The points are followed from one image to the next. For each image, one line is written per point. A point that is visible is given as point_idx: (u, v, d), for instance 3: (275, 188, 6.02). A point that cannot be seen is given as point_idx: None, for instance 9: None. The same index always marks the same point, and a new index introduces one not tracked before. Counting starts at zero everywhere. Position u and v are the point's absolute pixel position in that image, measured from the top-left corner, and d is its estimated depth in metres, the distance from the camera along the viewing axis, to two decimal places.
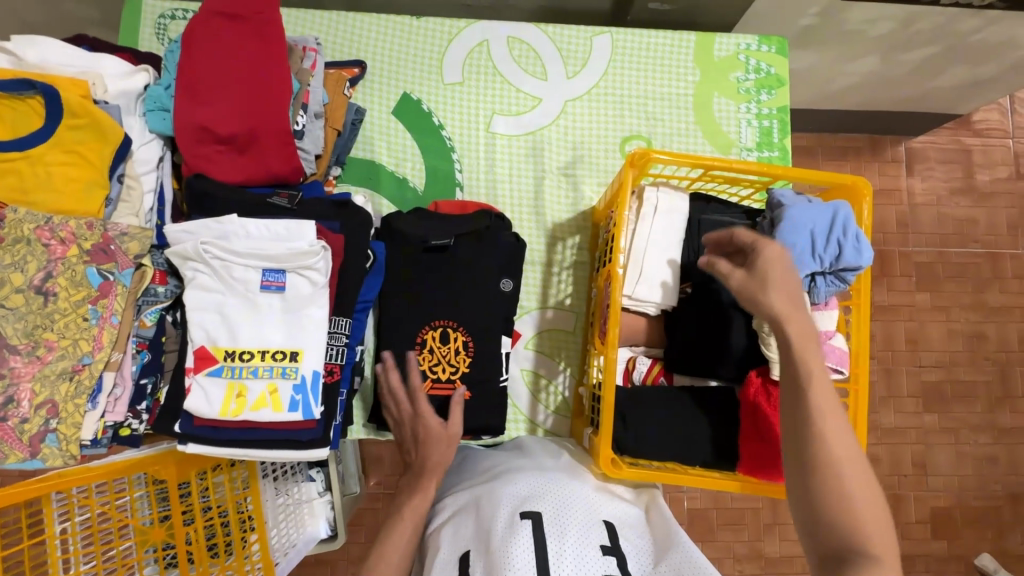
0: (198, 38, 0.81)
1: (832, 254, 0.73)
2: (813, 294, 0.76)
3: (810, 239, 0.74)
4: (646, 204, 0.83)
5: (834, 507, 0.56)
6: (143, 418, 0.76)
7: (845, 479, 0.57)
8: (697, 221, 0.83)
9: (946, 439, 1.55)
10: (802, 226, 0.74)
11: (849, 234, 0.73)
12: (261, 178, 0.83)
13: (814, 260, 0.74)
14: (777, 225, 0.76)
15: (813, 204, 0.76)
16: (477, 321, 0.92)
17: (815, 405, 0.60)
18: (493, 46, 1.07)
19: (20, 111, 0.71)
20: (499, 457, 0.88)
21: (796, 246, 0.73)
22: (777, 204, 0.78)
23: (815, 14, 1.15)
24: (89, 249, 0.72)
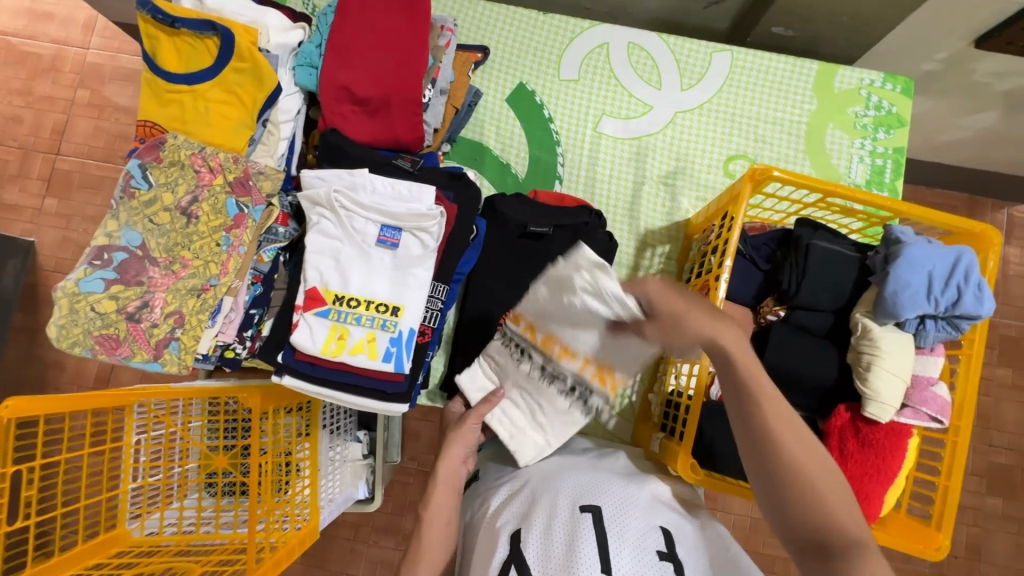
0: (352, 6, 0.87)
1: (949, 298, 0.71)
2: (920, 336, 0.74)
3: (927, 279, 0.72)
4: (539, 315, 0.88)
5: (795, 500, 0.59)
6: (246, 344, 0.82)
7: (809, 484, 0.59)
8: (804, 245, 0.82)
9: (1007, 527, 1.45)
10: (924, 263, 0.72)
11: (971, 282, 0.71)
12: (386, 141, 0.88)
13: (930, 302, 0.72)
14: (892, 261, 0.74)
15: (934, 245, 0.74)
16: None
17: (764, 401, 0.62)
18: (612, 49, 1.09)
19: (196, 47, 0.78)
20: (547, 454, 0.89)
21: (911, 283, 0.72)
22: (894, 239, 0.77)
23: (942, 60, 1.12)
24: (231, 181, 0.78)
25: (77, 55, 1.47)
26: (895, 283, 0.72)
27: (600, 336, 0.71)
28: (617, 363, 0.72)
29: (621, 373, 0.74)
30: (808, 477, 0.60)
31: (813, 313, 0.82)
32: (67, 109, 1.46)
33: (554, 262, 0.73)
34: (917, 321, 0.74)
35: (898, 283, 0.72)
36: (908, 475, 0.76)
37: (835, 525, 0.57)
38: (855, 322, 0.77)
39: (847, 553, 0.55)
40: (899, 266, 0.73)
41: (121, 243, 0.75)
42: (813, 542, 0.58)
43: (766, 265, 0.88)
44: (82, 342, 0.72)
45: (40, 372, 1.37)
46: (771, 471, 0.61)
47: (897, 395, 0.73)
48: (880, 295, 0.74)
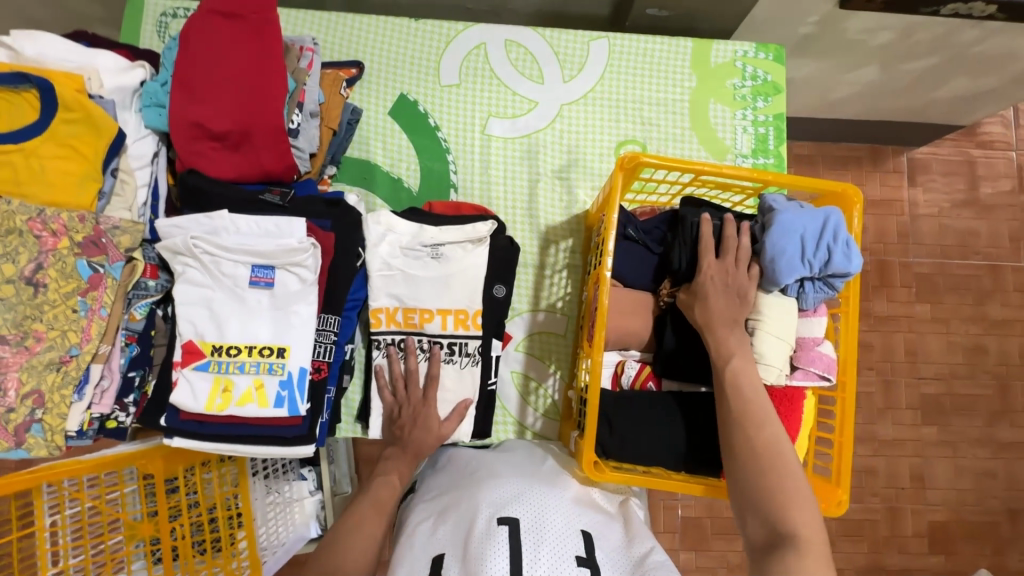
0: (195, 37, 0.82)
1: (822, 259, 0.72)
2: (802, 300, 0.76)
3: (800, 244, 0.73)
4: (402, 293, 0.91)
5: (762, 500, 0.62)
6: (130, 410, 0.77)
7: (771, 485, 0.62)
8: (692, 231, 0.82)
9: (944, 452, 1.53)
10: (794, 227, 0.74)
11: (839, 240, 0.72)
12: (254, 174, 0.83)
13: (806, 265, 0.73)
14: (768, 229, 0.76)
15: (805, 208, 0.75)
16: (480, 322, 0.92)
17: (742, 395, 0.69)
18: (490, 49, 1.07)
19: (17, 103, 0.72)
20: (473, 459, 0.86)
21: (786, 250, 0.73)
22: (771, 208, 0.78)
23: (814, 23, 1.15)
24: (80, 241, 0.72)
25: None
26: (769, 252, 0.74)
27: (428, 264, 0.91)
28: (459, 299, 0.91)
29: (469, 304, 0.91)
30: (772, 470, 0.63)
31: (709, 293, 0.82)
32: None
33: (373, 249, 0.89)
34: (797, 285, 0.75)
35: (773, 250, 0.74)
36: (811, 434, 0.79)
37: (788, 521, 0.59)
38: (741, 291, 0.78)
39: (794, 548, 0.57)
40: (773, 234, 0.74)
41: None
42: (771, 538, 0.60)
43: (658, 249, 0.88)
44: None
45: None
46: (747, 471, 0.64)
47: (784, 357, 0.75)
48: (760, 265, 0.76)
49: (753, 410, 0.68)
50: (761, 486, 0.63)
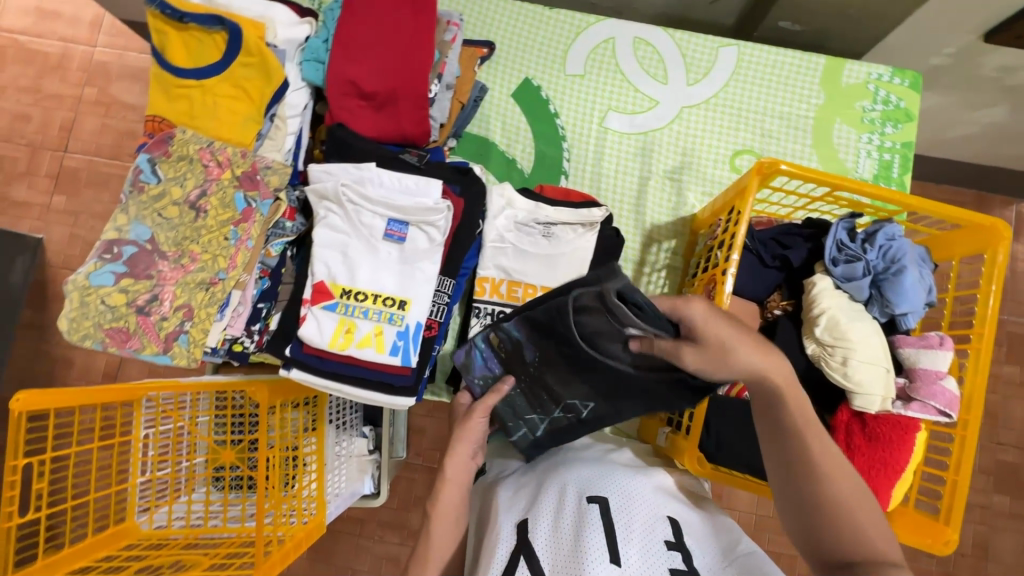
0: (358, 1, 0.87)
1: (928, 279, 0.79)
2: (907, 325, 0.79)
3: (916, 266, 0.78)
4: (506, 267, 0.93)
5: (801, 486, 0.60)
6: (254, 338, 0.83)
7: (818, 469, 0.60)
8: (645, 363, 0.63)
9: (1015, 525, 1.44)
10: (906, 258, 0.77)
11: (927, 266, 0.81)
12: (392, 136, 0.88)
13: (921, 294, 0.77)
14: (897, 255, 0.77)
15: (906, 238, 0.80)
16: None
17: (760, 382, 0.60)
18: (618, 44, 1.09)
19: (204, 42, 0.79)
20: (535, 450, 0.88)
21: (907, 279, 0.76)
22: (876, 233, 0.79)
23: (950, 54, 1.10)
24: (240, 175, 0.78)
25: (84, 53, 1.46)
26: (893, 282, 0.77)
27: (538, 242, 0.93)
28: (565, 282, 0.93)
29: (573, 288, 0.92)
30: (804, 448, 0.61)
31: (566, 385, 0.74)
32: (74, 106, 1.45)
33: (487, 222, 0.92)
34: (914, 314, 0.78)
35: (896, 279, 0.77)
36: (917, 469, 0.76)
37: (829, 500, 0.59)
38: (817, 309, 0.77)
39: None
40: (889, 264, 0.77)
41: (131, 237, 0.76)
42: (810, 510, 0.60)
43: (774, 263, 0.86)
44: (93, 335, 0.73)
45: (47, 368, 1.36)
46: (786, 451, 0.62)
47: (889, 383, 0.75)
48: (879, 290, 0.79)
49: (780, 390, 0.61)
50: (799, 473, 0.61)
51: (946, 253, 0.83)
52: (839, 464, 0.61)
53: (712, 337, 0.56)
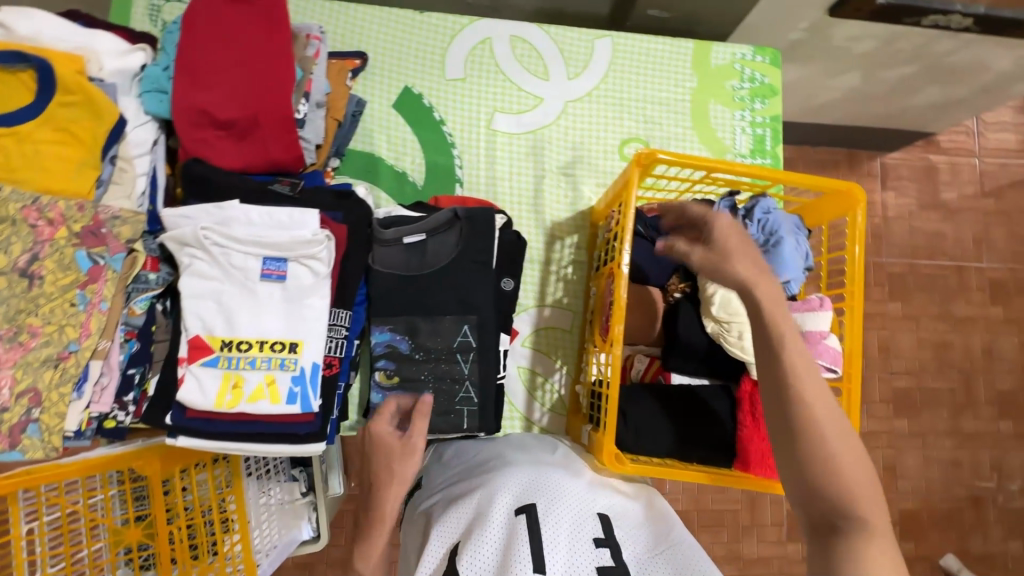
0: (199, 21, 0.79)
1: (803, 246, 0.84)
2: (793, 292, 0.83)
3: (790, 233, 0.83)
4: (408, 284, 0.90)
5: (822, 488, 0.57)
6: (129, 410, 0.73)
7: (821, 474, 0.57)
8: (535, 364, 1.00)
9: (914, 443, 1.61)
10: (783, 228, 0.82)
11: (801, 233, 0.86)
12: (261, 165, 0.81)
13: (798, 261, 0.82)
14: (774, 227, 0.82)
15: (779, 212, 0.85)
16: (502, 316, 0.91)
17: (792, 370, 0.60)
18: (496, 44, 1.07)
19: (12, 83, 0.68)
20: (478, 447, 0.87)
21: (784, 248, 0.81)
22: (755, 207, 0.84)
23: (805, 29, 1.17)
24: (79, 231, 0.69)
25: None
26: (772, 252, 0.81)
27: None
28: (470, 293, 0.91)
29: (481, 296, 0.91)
30: (829, 453, 0.57)
31: (440, 331, 0.86)
32: None
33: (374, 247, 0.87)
34: (795, 281, 0.83)
35: (776, 249, 0.81)
36: None
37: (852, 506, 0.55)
38: (711, 290, 0.79)
39: (858, 536, 0.54)
40: (769, 235, 0.82)
41: None
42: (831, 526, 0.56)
43: (668, 248, 0.88)
44: None
45: None
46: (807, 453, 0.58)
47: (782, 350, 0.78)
48: (762, 261, 0.83)
49: (800, 384, 0.59)
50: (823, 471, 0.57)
51: (818, 219, 0.89)
52: (839, 422, 0.59)
53: (723, 240, 0.66)
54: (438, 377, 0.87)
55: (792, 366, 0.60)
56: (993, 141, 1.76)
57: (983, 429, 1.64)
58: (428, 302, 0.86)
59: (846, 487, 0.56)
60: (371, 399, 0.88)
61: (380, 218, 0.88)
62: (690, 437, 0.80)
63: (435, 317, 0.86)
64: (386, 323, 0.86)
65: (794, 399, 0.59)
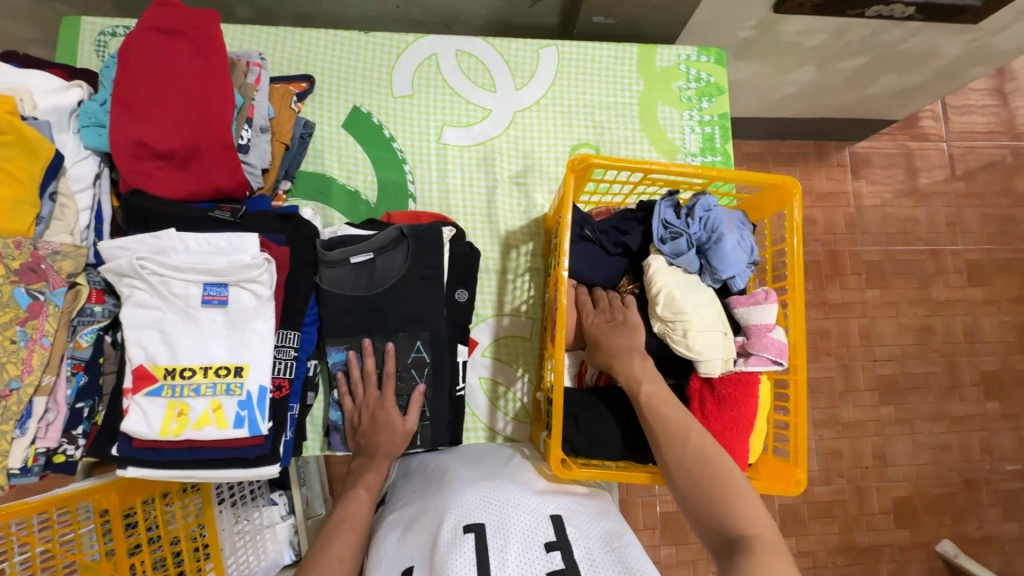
0: (135, 55, 0.80)
1: (748, 242, 0.85)
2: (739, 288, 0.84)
3: (734, 231, 0.83)
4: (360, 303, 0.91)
5: (713, 510, 0.64)
6: (79, 443, 0.73)
7: (710, 497, 0.65)
8: (496, 374, 1.00)
9: (901, 430, 1.60)
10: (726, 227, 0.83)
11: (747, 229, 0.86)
12: (204, 193, 0.82)
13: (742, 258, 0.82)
14: (717, 224, 0.82)
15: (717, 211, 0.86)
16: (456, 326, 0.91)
17: (666, 416, 0.71)
18: (441, 59, 1.08)
19: None
20: (430, 464, 0.86)
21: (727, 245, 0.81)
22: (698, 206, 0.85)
23: (753, 27, 1.19)
24: (18, 269, 0.69)
25: None
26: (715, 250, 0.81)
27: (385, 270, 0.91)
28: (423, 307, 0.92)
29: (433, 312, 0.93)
30: (713, 477, 0.66)
31: (392, 346, 0.86)
32: None
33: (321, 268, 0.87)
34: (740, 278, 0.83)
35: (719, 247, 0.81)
36: (769, 418, 0.81)
37: (741, 522, 0.62)
38: (656, 289, 0.81)
39: (750, 550, 0.59)
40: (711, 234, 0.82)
41: None
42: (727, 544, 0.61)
43: (615, 250, 0.89)
44: None
45: None
46: (695, 481, 0.66)
47: (727, 345, 0.79)
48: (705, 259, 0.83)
49: (674, 426, 0.70)
50: (712, 496, 0.65)
51: (762, 213, 0.90)
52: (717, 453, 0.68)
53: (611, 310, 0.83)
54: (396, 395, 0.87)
55: (666, 413, 0.72)
56: (961, 124, 1.77)
57: (970, 411, 1.64)
58: (383, 319, 0.87)
59: (732, 508, 0.63)
60: (331, 417, 0.90)
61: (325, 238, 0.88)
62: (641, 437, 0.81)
63: (388, 334, 0.87)
64: (340, 342, 0.87)
65: (672, 439, 0.70)
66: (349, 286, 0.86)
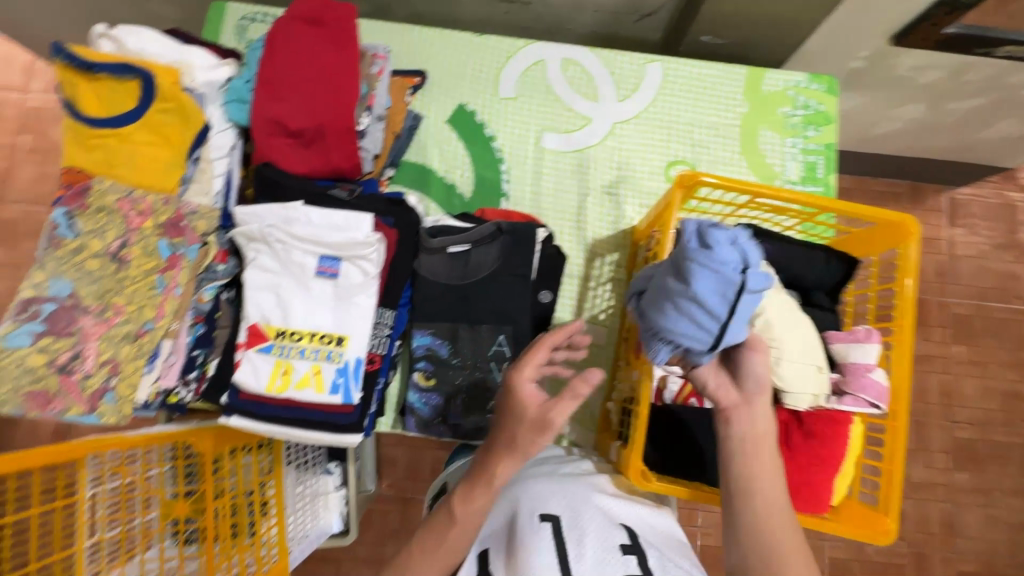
0: (280, 40, 0.87)
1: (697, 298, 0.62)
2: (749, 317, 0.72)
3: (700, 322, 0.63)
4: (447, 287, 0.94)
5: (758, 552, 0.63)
6: (190, 387, 0.81)
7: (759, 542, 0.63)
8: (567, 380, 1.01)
9: (974, 499, 1.48)
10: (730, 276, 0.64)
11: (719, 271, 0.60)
12: (324, 171, 0.88)
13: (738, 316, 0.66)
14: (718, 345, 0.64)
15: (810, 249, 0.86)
16: (538, 325, 0.93)
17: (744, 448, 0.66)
18: (548, 66, 1.11)
19: (118, 90, 0.78)
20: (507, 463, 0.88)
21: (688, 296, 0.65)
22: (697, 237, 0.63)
23: (865, 58, 1.13)
24: (163, 223, 0.77)
25: (16, 100, 1.34)
26: (683, 306, 0.63)
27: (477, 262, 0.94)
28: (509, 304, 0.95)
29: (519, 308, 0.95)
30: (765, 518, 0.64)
31: (476, 339, 0.89)
32: (8, 156, 1.33)
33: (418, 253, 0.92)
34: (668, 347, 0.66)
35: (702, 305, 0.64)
36: (856, 461, 0.79)
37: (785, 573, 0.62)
38: (756, 312, 0.78)
39: None
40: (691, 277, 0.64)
41: (49, 293, 0.74)
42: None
43: None
44: (11, 401, 0.70)
45: None
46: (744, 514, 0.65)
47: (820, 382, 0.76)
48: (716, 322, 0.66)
49: (747, 459, 0.66)
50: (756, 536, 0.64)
51: (867, 248, 0.87)
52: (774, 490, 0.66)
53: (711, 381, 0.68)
54: (474, 384, 0.89)
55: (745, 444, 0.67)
56: None
57: None
58: (470, 309, 0.90)
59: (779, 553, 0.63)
60: (409, 399, 0.92)
61: (428, 226, 0.92)
62: (711, 462, 0.80)
63: (475, 326, 0.89)
64: (427, 327, 0.90)
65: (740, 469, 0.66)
66: (442, 274, 0.90)
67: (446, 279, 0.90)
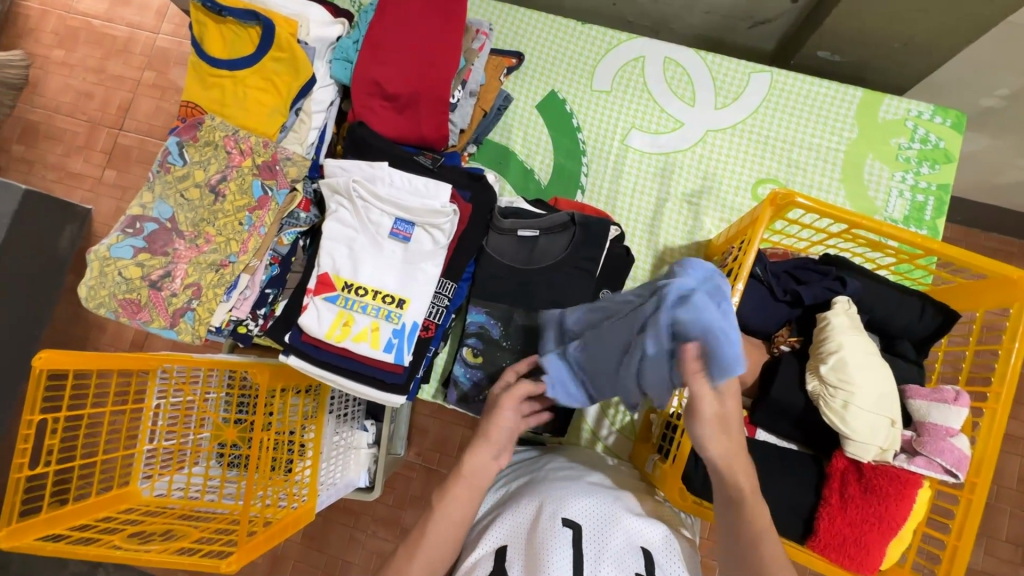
0: (392, 6, 0.90)
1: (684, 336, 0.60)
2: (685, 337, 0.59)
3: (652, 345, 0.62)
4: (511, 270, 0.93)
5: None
6: (258, 322, 0.85)
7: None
8: None
9: None
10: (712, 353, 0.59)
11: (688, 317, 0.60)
12: (411, 138, 0.90)
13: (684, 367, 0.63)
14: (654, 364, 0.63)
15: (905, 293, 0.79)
16: None
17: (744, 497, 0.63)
18: (648, 63, 1.07)
19: (242, 36, 0.84)
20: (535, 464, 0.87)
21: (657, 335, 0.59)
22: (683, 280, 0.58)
23: (1003, 96, 1.01)
24: (259, 164, 0.82)
25: (147, 39, 1.45)
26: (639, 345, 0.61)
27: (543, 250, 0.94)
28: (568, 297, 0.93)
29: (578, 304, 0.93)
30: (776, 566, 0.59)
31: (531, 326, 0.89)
32: (133, 88, 1.44)
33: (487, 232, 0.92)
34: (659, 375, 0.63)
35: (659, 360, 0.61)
36: (916, 529, 0.72)
37: None
38: (831, 347, 0.73)
39: None
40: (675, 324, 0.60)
41: (154, 215, 0.81)
42: None
43: (785, 297, 0.83)
44: (107, 304, 0.78)
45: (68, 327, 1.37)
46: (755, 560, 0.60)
47: (890, 436, 0.71)
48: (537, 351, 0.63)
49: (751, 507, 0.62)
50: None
51: (970, 302, 0.79)
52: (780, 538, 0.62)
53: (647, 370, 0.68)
54: None
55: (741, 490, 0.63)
56: None
57: None
58: (530, 295, 0.89)
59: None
60: (455, 372, 0.92)
61: (502, 207, 0.92)
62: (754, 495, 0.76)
63: (533, 312, 0.88)
64: (484, 305, 0.91)
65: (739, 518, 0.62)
66: (509, 255, 0.90)
67: (512, 261, 0.90)
